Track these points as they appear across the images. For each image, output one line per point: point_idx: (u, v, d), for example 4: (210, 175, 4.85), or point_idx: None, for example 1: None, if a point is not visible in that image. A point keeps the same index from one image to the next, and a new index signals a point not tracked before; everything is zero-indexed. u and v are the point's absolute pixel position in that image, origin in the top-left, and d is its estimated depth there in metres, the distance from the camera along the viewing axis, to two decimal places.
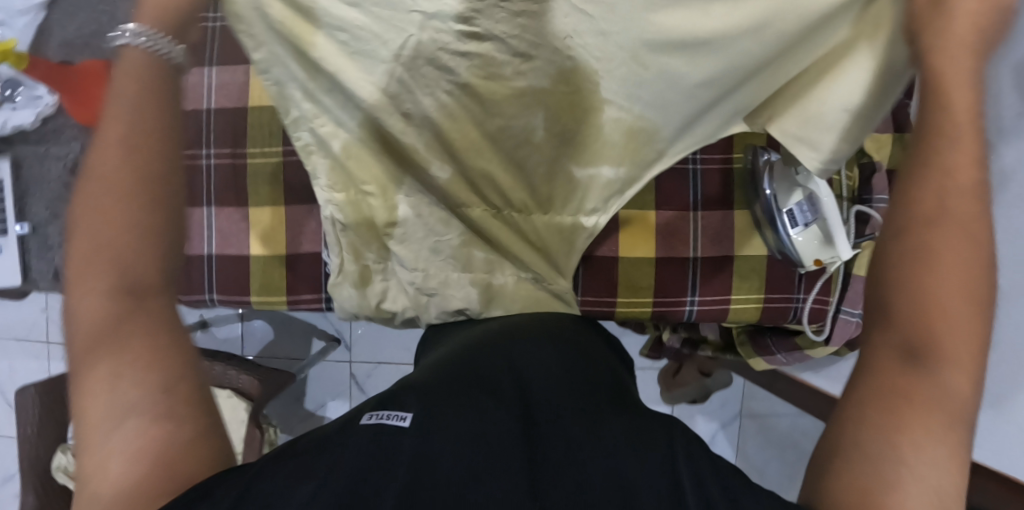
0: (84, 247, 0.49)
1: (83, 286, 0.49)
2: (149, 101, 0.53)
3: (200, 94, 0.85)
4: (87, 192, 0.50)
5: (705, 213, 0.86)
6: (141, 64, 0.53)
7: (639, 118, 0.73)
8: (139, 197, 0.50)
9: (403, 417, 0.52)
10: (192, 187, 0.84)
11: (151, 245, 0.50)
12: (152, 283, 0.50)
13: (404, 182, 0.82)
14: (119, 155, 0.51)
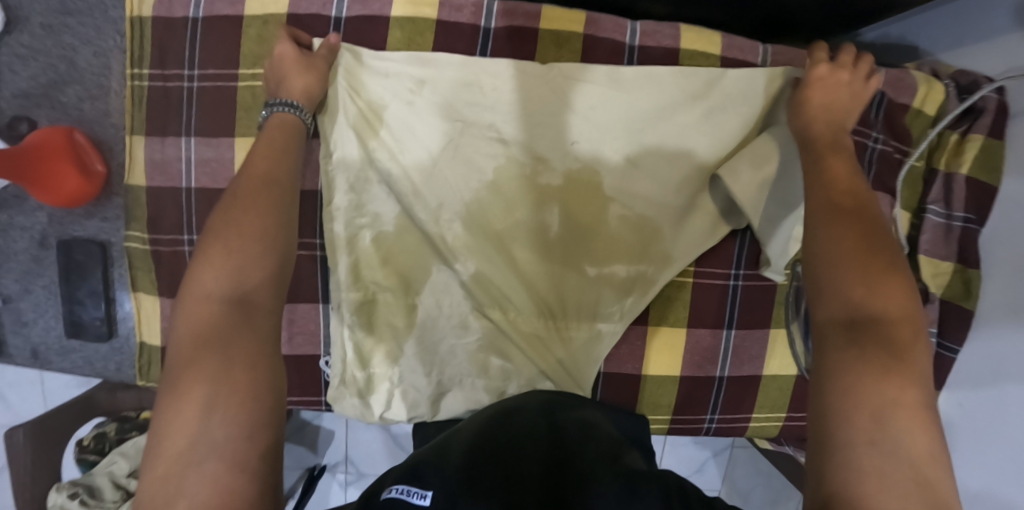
0: (212, 256, 0.47)
1: (201, 280, 0.46)
2: (284, 154, 0.58)
3: (179, 169, 0.73)
4: (222, 226, 0.49)
5: (739, 331, 0.79)
6: (284, 117, 0.62)
7: (638, 215, 0.74)
8: (265, 223, 0.50)
9: (425, 494, 0.42)
10: (174, 275, 0.74)
11: (268, 265, 0.48)
12: (261, 303, 0.46)
13: (424, 284, 0.75)
14: (254, 203, 0.51)
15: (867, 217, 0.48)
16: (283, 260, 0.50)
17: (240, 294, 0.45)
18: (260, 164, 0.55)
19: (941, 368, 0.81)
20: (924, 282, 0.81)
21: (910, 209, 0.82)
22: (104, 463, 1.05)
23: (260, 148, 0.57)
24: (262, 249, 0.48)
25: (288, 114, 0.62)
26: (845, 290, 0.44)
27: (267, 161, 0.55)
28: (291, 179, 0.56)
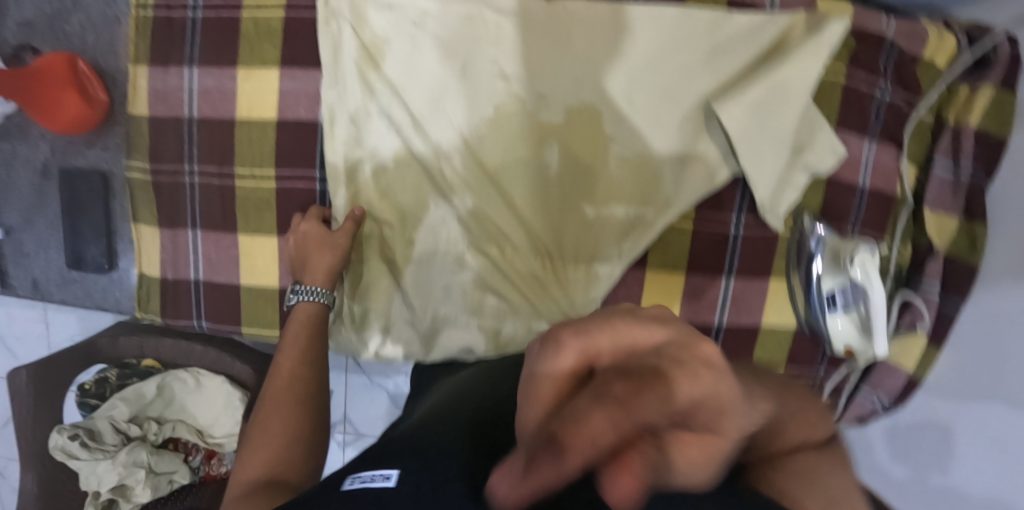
0: (249, 440, 0.59)
1: (246, 458, 0.57)
2: (311, 337, 0.69)
3: (181, 100, 0.73)
4: (254, 430, 0.59)
5: (738, 280, 0.79)
6: (306, 312, 0.70)
7: (638, 157, 0.73)
8: (290, 402, 0.62)
9: (388, 475, 0.41)
10: (174, 206, 0.75)
11: (296, 447, 0.58)
12: (286, 477, 0.56)
13: (423, 218, 0.75)
14: (276, 407, 0.61)
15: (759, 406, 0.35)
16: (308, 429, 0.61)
17: (272, 470, 0.55)
18: (289, 360, 0.66)
19: (941, 326, 0.80)
20: (928, 239, 0.79)
21: (917, 163, 0.80)
22: (105, 406, 1.08)
23: (286, 349, 0.67)
24: (286, 421, 0.60)
25: (307, 301, 0.70)
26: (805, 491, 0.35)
27: (291, 356, 0.66)
28: (319, 375, 0.67)
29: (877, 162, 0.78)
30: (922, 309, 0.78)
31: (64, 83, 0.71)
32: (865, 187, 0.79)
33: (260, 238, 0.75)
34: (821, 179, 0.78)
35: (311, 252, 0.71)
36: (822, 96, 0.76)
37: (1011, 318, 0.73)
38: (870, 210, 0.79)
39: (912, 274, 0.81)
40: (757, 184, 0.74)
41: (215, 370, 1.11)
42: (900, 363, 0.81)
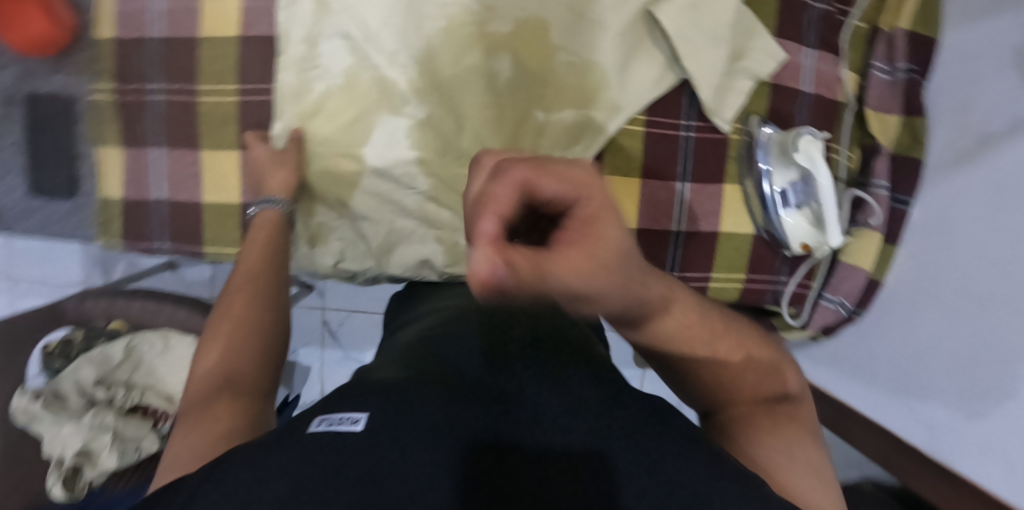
0: (213, 339, 0.60)
1: (208, 356, 0.59)
2: (270, 252, 0.69)
3: (145, 22, 0.76)
4: (221, 325, 0.62)
5: (692, 185, 0.80)
6: (271, 220, 0.72)
7: (586, 62, 0.76)
8: (251, 298, 0.63)
9: (356, 419, 0.41)
10: (138, 125, 0.77)
11: (254, 344, 0.59)
12: (242, 372, 0.56)
13: (370, 133, 0.75)
14: (240, 305, 0.63)
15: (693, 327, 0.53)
16: (274, 338, 0.62)
17: (230, 369, 0.56)
18: (252, 263, 0.67)
19: (893, 223, 0.82)
20: (872, 137, 0.82)
21: (857, 69, 0.83)
22: (68, 370, 1.03)
23: (251, 254, 0.68)
24: (249, 331, 0.60)
25: (269, 210, 0.72)
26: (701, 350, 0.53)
27: (252, 259, 0.68)
28: (277, 275, 0.67)
29: (818, 68, 0.81)
30: (873, 205, 0.80)
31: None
32: (808, 93, 0.81)
33: (221, 153, 0.77)
34: (764, 82, 0.80)
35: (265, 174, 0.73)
36: (760, 4, 0.79)
37: (953, 200, 0.75)
38: (814, 113, 0.82)
39: (862, 175, 0.83)
40: (702, 85, 0.76)
41: (185, 330, 1.08)
42: (858, 265, 0.82)
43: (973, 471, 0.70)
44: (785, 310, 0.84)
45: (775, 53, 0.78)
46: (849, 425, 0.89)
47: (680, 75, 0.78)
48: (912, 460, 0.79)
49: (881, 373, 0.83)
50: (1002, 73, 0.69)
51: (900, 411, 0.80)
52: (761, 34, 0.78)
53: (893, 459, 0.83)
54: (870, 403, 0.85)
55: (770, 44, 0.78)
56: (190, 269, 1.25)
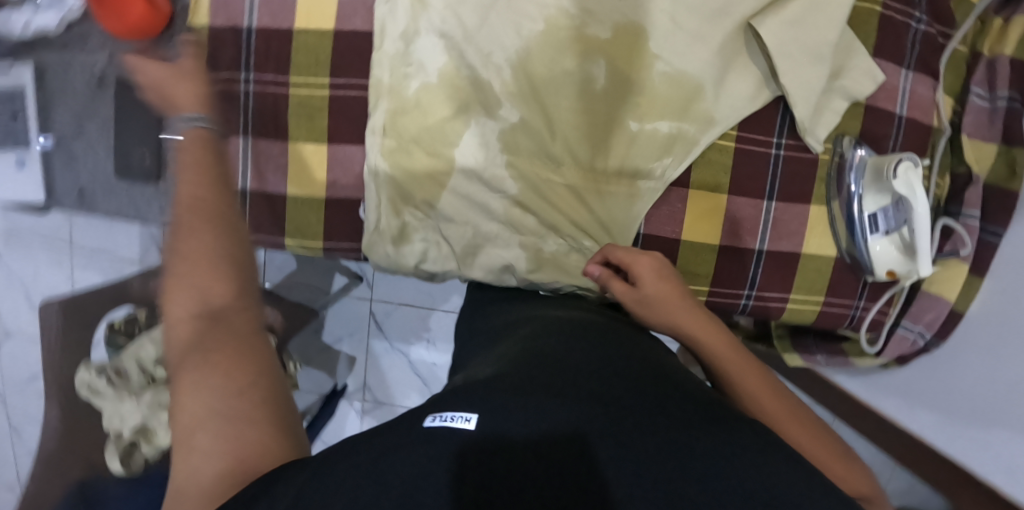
0: (174, 276, 0.50)
1: (173, 292, 0.49)
2: (209, 171, 0.57)
3: (242, 10, 0.76)
4: (177, 258, 0.50)
5: (779, 204, 0.79)
6: (202, 135, 0.61)
7: (682, 73, 0.75)
8: (209, 230, 0.52)
9: (467, 418, 0.41)
10: (227, 113, 0.77)
11: (226, 271, 0.51)
12: (221, 305, 0.49)
13: (462, 133, 0.75)
14: (191, 230, 0.51)
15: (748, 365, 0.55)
16: (245, 265, 0.53)
17: (210, 306, 0.48)
18: (194, 188, 0.54)
19: (981, 255, 0.81)
20: (966, 166, 0.81)
21: (953, 95, 0.82)
22: (133, 347, 1.00)
23: (192, 177, 0.55)
24: (217, 261, 0.51)
25: (188, 126, 0.61)
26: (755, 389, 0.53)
27: (192, 184, 0.55)
28: (225, 190, 0.56)
29: (914, 91, 0.79)
30: (965, 234, 0.79)
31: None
32: (902, 115, 0.79)
33: (311, 145, 0.77)
34: (859, 103, 0.78)
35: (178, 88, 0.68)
36: (862, 23, 0.77)
37: None
38: (908, 137, 0.80)
39: (951, 204, 0.82)
40: (799, 102, 0.74)
41: None
42: (941, 294, 0.81)
43: None
44: (863, 335, 0.84)
45: (875, 74, 0.76)
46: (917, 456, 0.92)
47: (776, 92, 0.76)
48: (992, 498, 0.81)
49: (955, 407, 0.84)
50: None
51: (966, 441, 0.82)
52: (862, 54, 0.76)
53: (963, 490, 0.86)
54: (936, 432, 0.88)
55: (870, 65, 0.76)
56: None
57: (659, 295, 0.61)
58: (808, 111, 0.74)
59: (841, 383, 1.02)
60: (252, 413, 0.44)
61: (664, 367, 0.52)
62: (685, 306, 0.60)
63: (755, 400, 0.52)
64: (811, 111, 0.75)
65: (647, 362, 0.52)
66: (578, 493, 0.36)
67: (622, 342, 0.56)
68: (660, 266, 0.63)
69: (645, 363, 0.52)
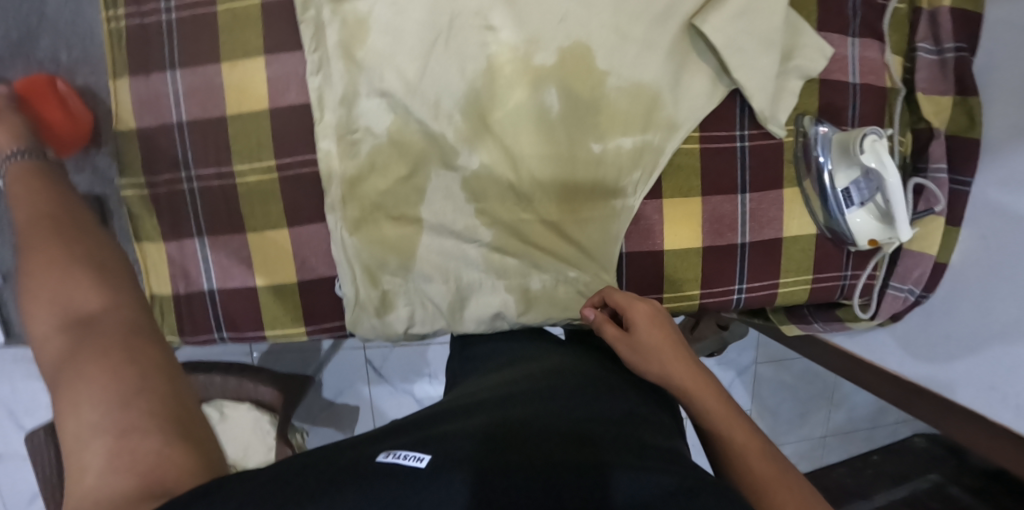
0: (40, 293, 0.47)
1: (36, 308, 0.47)
2: (57, 198, 0.55)
3: (168, 105, 0.71)
4: (43, 271, 0.48)
5: (753, 194, 0.78)
6: (24, 168, 0.58)
7: (635, 85, 0.73)
8: (76, 261, 0.49)
9: (420, 457, 0.41)
10: (177, 216, 0.73)
11: (89, 275, 0.48)
12: (93, 311, 0.46)
13: (427, 187, 0.73)
14: (55, 251, 0.50)
15: (737, 419, 0.53)
16: (123, 274, 0.51)
17: (83, 314, 0.46)
18: (30, 207, 0.54)
19: (955, 204, 0.82)
20: (925, 122, 0.81)
21: (901, 52, 0.81)
22: None
23: (35, 201, 0.54)
24: (81, 270, 0.49)
25: (21, 161, 0.58)
26: (743, 446, 0.51)
27: (27, 207, 0.54)
28: (88, 227, 0.53)
29: (864, 57, 0.78)
30: (936, 190, 0.79)
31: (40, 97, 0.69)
32: (857, 83, 0.78)
33: (272, 232, 0.73)
34: (814, 80, 0.77)
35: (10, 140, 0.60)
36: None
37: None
38: (868, 102, 0.79)
39: (917, 160, 0.82)
40: (755, 94, 0.73)
41: (240, 398, 1.07)
42: (924, 249, 0.82)
43: None
44: (855, 302, 0.85)
45: (824, 50, 0.75)
46: (926, 409, 0.90)
47: (732, 86, 0.75)
48: (1008, 442, 0.78)
49: (960, 353, 0.82)
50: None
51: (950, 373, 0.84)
52: (808, 31, 0.74)
53: (973, 438, 0.83)
54: (918, 370, 0.88)
55: (818, 41, 0.74)
56: None
57: (654, 345, 0.59)
58: (765, 101, 0.74)
59: (843, 345, 1.03)
60: (147, 418, 0.41)
61: (627, 414, 0.52)
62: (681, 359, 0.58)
63: (744, 458, 0.50)
64: (768, 101, 0.74)
65: (609, 409, 0.52)
66: None
67: (587, 389, 0.56)
68: (654, 310, 0.62)
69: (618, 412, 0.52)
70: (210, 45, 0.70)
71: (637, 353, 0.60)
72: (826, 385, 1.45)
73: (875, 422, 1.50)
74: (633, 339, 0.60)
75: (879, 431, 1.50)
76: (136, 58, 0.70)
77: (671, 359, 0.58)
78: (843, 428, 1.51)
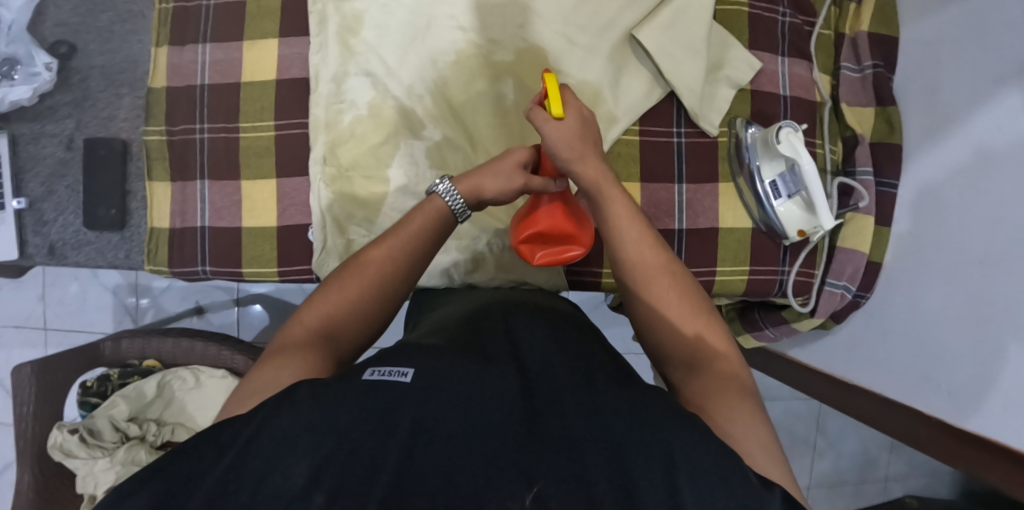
0: (367, 268, 0.63)
1: (344, 272, 0.64)
2: (417, 242, 0.64)
3: (194, 71, 0.86)
4: (383, 261, 0.63)
5: (689, 185, 0.87)
6: (421, 216, 0.65)
7: (583, 82, 0.85)
8: (388, 288, 0.63)
9: (403, 373, 0.50)
10: (185, 161, 0.86)
11: (384, 291, 0.63)
12: (360, 306, 0.61)
13: (394, 155, 0.84)
14: (356, 278, 0.62)
15: (688, 310, 0.61)
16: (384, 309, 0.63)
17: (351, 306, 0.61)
18: (400, 238, 0.64)
19: (883, 205, 0.89)
20: (851, 129, 0.90)
21: (828, 71, 0.91)
22: (105, 406, 1.06)
23: (407, 229, 0.65)
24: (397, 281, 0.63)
25: (441, 198, 0.66)
26: (682, 334, 0.59)
27: (403, 231, 0.65)
28: (406, 277, 0.64)
29: (793, 74, 0.89)
30: (861, 189, 0.86)
31: (558, 229, 0.71)
32: (786, 95, 0.89)
33: (260, 181, 0.84)
34: (744, 89, 0.88)
35: (481, 177, 0.66)
36: (733, 22, 0.88)
37: (937, 168, 0.81)
38: (796, 114, 0.89)
39: (846, 165, 0.90)
40: (685, 94, 0.84)
41: (215, 366, 1.13)
42: (855, 248, 0.88)
43: (972, 422, 0.75)
44: (793, 299, 0.89)
45: (752, 64, 0.86)
46: (887, 416, 0.90)
47: (668, 89, 0.87)
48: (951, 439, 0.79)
49: (901, 354, 0.86)
50: (958, 54, 0.77)
51: (894, 376, 0.87)
52: (737, 47, 0.86)
53: (925, 436, 0.84)
54: (870, 377, 0.92)
55: (746, 56, 0.86)
56: (218, 313, 1.35)
57: (569, 143, 0.62)
58: (694, 100, 0.85)
59: (822, 365, 1.04)
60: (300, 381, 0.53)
61: (581, 348, 0.61)
62: (611, 188, 0.64)
63: (687, 345, 0.59)
64: (697, 99, 0.85)
65: (576, 348, 0.60)
66: (507, 448, 0.44)
67: (546, 327, 0.64)
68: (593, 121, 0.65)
69: (589, 350, 0.61)
70: (235, 25, 0.86)
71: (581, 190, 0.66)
72: (807, 428, 1.42)
73: (862, 478, 1.44)
74: (551, 140, 0.62)
75: (867, 487, 1.44)
76: (176, 32, 0.87)
77: (584, 157, 0.63)
78: (830, 478, 1.43)
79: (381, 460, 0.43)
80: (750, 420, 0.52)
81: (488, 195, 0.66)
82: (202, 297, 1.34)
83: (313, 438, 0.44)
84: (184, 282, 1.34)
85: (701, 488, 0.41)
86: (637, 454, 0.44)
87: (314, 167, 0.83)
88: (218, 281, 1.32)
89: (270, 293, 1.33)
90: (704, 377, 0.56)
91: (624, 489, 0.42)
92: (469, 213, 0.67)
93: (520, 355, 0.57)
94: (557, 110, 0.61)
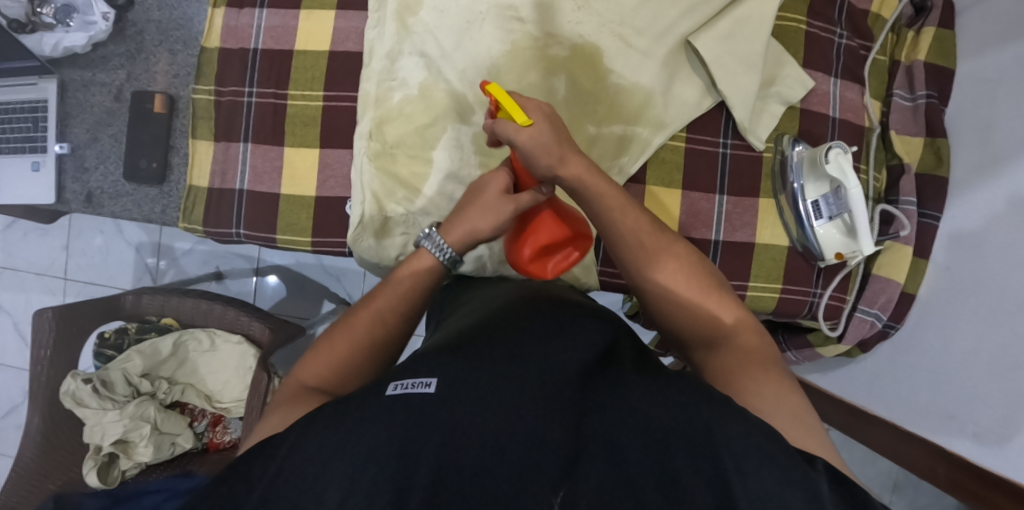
0: (364, 319, 0.62)
1: (345, 319, 0.64)
2: (411, 293, 0.63)
3: (249, 35, 0.87)
4: (377, 311, 0.63)
5: (730, 197, 0.87)
6: (414, 268, 0.64)
7: (634, 85, 0.84)
8: (385, 336, 0.62)
9: (427, 383, 0.49)
10: (231, 122, 0.86)
11: (381, 340, 0.62)
12: (358, 355, 0.61)
13: (440, 138, 0.83)
14: (350, 330, 0.62)
15: (702, 289, 0.60)
16: (382, 356, 0.63)
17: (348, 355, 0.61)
18: (395, 289, 0.63)
19: (924, 236, 0.88)
20: (898, 159, 0.89)
21: (879, 98, 0.92)
22: (120, 359, 1.07)
23: (404, 279, 0.64)
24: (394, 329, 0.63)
25: (429, 252, 0.64)
26: (700, 319, 0.59)
27: (399, 282, 0.64)
28: (401, 333, 0.64)
29: (844, 97, 0.89)
30: (904, 218, 0.86)
31: (556, 238, 0.69)
32: (835, 117, 0.88)
33: (304, 150, 0.84)
34: (795, 107, 0.88)
35: (471, 220, 0.64)
36: (789, 40, 0.88)
37: (985, 202, 0.80)
38: (843, 137, 0.88)
39: (889, 194, 0.90)
40: (736, 105, 0.84)
41: (232, 331, 1.12)
42: (890, 276, 0.88)
43: (989, 461, 0.74)
44: (822, 323, 0.89)
45: (806, 82, 0.86)
46: (906, 448, 0.89)
47: (718, 100, 0.86)
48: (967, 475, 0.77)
49: (924, 387, 0.86)
50: (1016, 90, 0.76)
51: (914, 410, 0.87)
52: (791, 66, 0.86)
53: (944, 475, 0.81)
54: (891, 407, 0.92)
55: (799, 74, 0.86)
56: (235, 280, 1.34)
57: (547, 149, 0.57)
58: (745, 113, 0.84)
59: (843, 394, 1.04)
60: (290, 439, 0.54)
61: (612, 339, 0.59)
62: (595, 179, 0.60)
63: (710, 327, 0.58)
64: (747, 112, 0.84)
65: (604, 343, 0.57)
66: (544, 457, 0.44)
67: (569, 311, 0.61)
68: (557, 121, 0.60)
69: (620, 344, 0.59)
70: None
71: (569, 191, 0.62)
72: None
73: None
74: (528, 153, 0.57)
75: None
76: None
77: (565, 158, 0.59)
78: None
79: (416, 477, 0.42)
80: (780, 395, 0.52)
81: (486, 231, 0.64)
82: (222, 263, 1.34)
83: (346, 464, 0.43)
84: (206, 247, 1.34)
85: (752, 474, 0.40)
86: (674, 441, 0.44)
87: (358, 142, 0.83)
88: (240, 249, 1.32)
89: (290, 265, 1.33)
90: (730, 360, 0.56)
91: (671, 489, 0.41)
92: (461, 259, 0.65)
93: (542, 339, 0.55)
94: (521, 119, 0.56)
